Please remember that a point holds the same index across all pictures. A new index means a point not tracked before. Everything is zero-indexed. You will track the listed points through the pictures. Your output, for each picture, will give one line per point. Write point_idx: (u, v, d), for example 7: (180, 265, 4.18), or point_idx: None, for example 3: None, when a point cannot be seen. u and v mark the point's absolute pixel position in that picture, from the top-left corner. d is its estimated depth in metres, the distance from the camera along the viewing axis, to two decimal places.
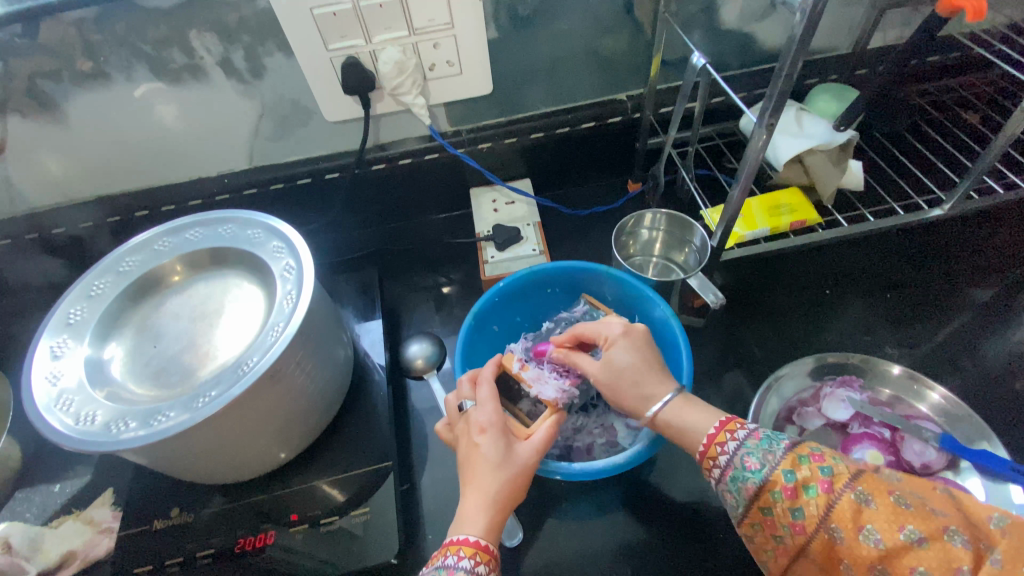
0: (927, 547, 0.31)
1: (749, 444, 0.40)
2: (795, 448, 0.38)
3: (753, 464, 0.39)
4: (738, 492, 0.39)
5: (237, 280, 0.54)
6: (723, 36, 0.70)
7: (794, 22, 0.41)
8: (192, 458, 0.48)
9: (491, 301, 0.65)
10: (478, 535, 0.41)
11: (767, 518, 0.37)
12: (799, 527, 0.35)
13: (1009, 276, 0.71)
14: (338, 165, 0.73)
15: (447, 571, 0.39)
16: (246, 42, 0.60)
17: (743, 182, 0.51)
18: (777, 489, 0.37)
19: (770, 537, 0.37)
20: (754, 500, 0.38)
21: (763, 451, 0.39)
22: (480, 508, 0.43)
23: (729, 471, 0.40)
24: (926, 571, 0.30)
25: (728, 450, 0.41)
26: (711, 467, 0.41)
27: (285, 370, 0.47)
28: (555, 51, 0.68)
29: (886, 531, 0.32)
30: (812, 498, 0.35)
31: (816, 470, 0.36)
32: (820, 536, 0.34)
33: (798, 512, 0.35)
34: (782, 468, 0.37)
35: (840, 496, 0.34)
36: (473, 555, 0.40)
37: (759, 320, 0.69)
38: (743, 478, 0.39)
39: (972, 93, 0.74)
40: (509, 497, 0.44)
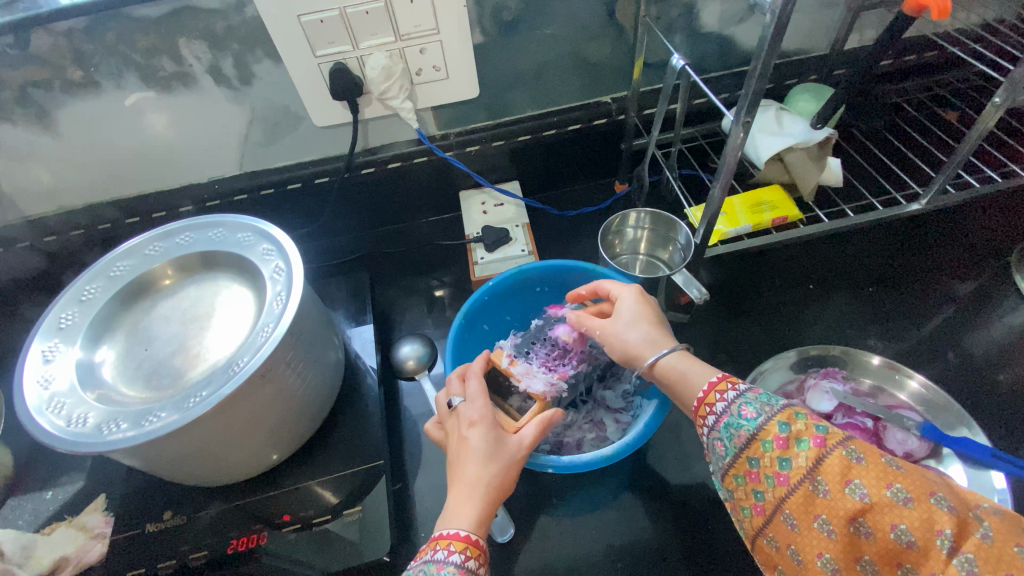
0: (912, 507, 0.32)
1: (748, 397, 0.41)
2: (793, 407, 0.39)
3: (750, 412, 0.39)
4: (729, 439, 0.40)
5: (228, 283, 0.55)
6: (703, 39, 0.71)
7: (765, 24, 0.42)
8: (184, 459, 0.48)
9: (481, 300, 0.66)
10: (467, 530, 0.42)
11: (752, 468, 0.38)
12: (784, 476, 0.36)
13: (989, 268, 0.72)
14: (328, 169, 0.74)
15: (436, 565, 0.40)
16: (234, 49, 0.60)
17: (723, 179, 0.52)
18: (769, 438, 0.37)
19: (750, 489, 0.38)
20: (745, 447, 0.38)
21: (762, 404, 0.39)
22: (471, 501, 0.44)
23: (723, 419, 0.41)
24: (907, 531, 0.31)
25: (727, 398, 0.41)
26: (705, 414, 0.42)
27: (276, 370, 0.47)
28: (540, 55, 0.69)
29: (873, 487, 0.33)
30: (803, 450, 0.36)
31: (811, 426, 0.37)
32: (804, 487, 0.35)
33: (786, 461, 0.36)
34: (777, 419, 0.38)
35: (831, 450, 0.35)
36: (463, 550, 0.41)
37: (745, 315, 0.70)
38: (737, 425, 0.39)
39: (948, 92, 0.76)
40: (501, 486, 0.45)
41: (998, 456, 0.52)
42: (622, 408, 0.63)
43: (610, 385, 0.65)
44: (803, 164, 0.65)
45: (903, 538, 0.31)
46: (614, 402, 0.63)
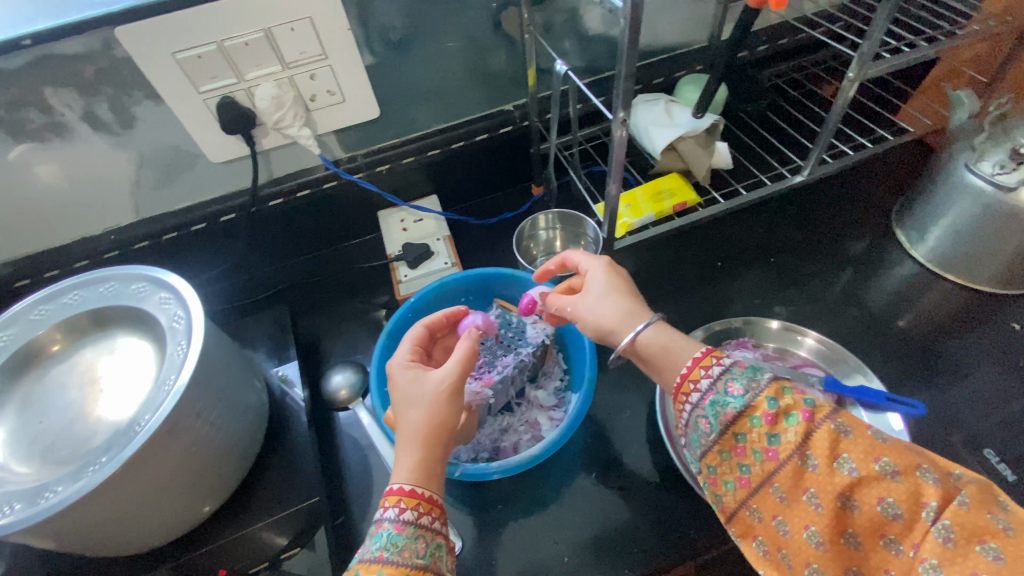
0: (900, 480, 0.33)
1: (735, 371, 0.39)
2: (777, 379, 0.38)
3: (736, 388, 0.38)
4: (714, 417, 0.38)
5: (127, 338, 0.52)
6: (591, 41, 0.74)
7: (621, 28, 0.44)
8: (94, 532, 0.45)
9: (404, 317, 0.66)
10: (403, 481, 0.44)
11: (738, 443, 0.37)
12: (773, 452, 0.36)
13: (876, 227, 0.79)
14: (234, 205, 0.72)
15: (374, 525, 0.42)
16: (109, 93, 0.58)
17: (614, 177, 0.56)
18: (759, 414, 0.36)
19: (736, 464, 0.37)
20: (732, 423, 0.37)
21: (749, 379, 0.38)
22: (407, 450, 0.45)
23: (709, 395, 0.39)
24: (895, 504, 0.32)
25: (713, 373, 0.39)
26: (689, 391, 0.40)
27: (184, 423, 0.46)
28: (435, 70, 0.70)
29: (862, 462, 0.33)
30: (791, 425, 0.35)
31: (801, 400, 0.36)
32: (792, 462, 0.35)
33: (775, 437, 0.36)
34: (765, 395, 0.37)
35: (819, 425, 0.35)
36: (397, 503, 0.42)
37: (664, 299, 0.73)
38: (725, 402, 0.38)
39: (820, 70, 0.82)
40: (432, 431, 0.46)
41: (893, 399, 0.56)
42: (554, 405, 0.65)
43: (542, 384, 0.67)
44: (694, 152, 0.69)
45: (891, 510, 0.32)
46: (547, 400, 0.65)
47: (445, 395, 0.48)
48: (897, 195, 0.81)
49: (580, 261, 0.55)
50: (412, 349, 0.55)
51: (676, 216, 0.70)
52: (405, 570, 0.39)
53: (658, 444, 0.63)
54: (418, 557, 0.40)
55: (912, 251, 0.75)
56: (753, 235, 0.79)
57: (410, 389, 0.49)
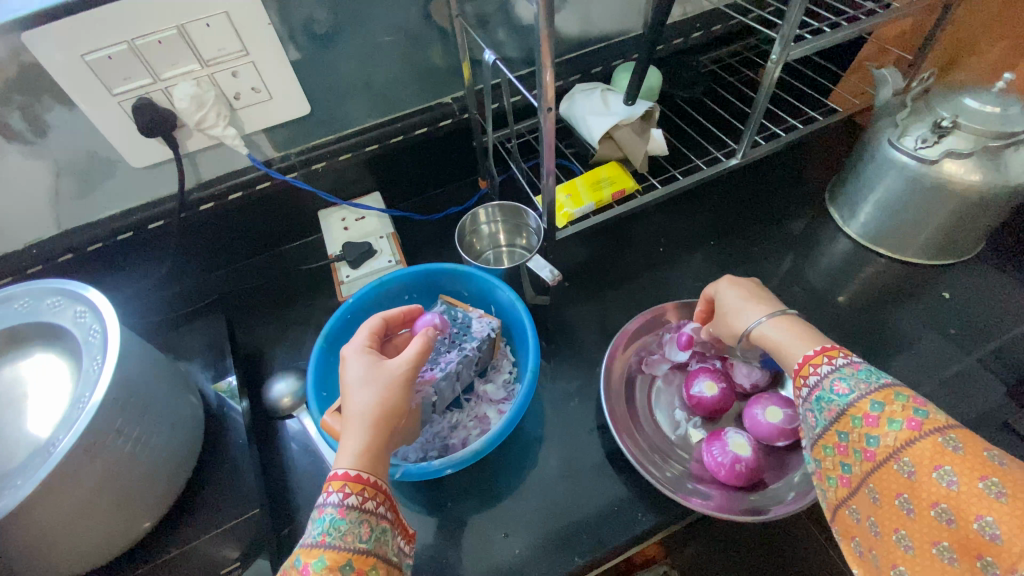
0: (1007, 501, 0.32)
1: (845, 371, 0.43)
2: (893, 386, 0.40)
3: (843, 388, 0.42)
4: (820, 412, 0.43)
5: (40, 356, 0.50)
6: (525, 32, 0.74)
7: (536, 16, 0.44)
8: (17, 560, 0.44)
9: (344, 319, 0.65)
10: (349, 466, 0.43)
11: (841, 440, 0.41)
12: (871, 452, 0.39)
13: (811, 206, 0.81)
14: (162, 212, 0.69)
15: (319, 509, 0.41)
16: (20, 101, 0.54)
17: (546, 168, 0.56)
18: (859, 415, 0.40)
19: (839, 461, 0.41)
20: (834, 420, 0.42)
21: (857, 380, 0.42)
22: (358, 432, 0.45)
23: (816, 390, 0.44)
24: (993, 523, 0.32)
25: (821, 372, 0.45)
26: (801, 385, 0.46)
27: (103, 441, 0.44)
28: (367, 63, 0.69)
29: (964, 476, 0.34)
30: (894, 430, 0.38)
31: (908, 408, 0.38)
32: (889, 464, 0.37)
33: (874, 439, 0.39)
34: (871, 398, 0.40)
35: (925, 435, 0.36)
36: (341, 487, 0.42)
37: (610, 287, 0.74)
38: (829, 399, 0.43)
39: (753, 55, 0.84)
40: (381, 414, 0.46)
41: None
42: (503, 398, 0.65)
43: (491, 378, 0.67)
44: (631, 140, 0.70)
45: (988, 531, 0.32)
46: (495, 394, 0.65)
47: (402, 380, 0.49)
48: (830, 174, 0.83)
49: (708, 290, 0.59)
50: (371, 337, 0.54)
51: (616, 204, 0.70)
52: (348, 555, 0.38)
53: (606, 429, 0.64)
54: (361, 542, 0.40)
55: (846, 228, 0.77)
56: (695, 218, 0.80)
57: (364, 371, 0.49)
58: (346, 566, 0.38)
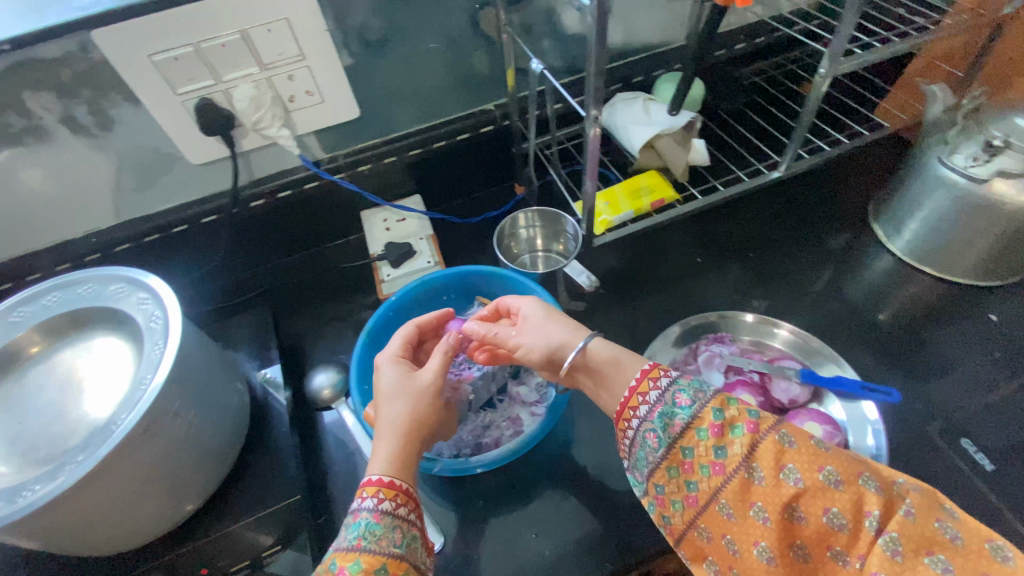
0: (843, 489, 0.35)
1: (682, 384, 0.43)
2: (722, 393, 0.41)
3: (684, 400, 0.41)
4: (662, 432, 0.41)
5: (104, 340, 0.52)
6: (570, 41, 0.75)
7: (589, 26, 0.45)
8: (74, 532, 0.46)
9: (385, 316, 0.67)
10: (382, 473, 0.45)
11: (687, 459, 0.40)
12: (718, 466, 0.38)
13: (854, 221, 0.80)
14: (215, 207, 0.72)
15: (352, 516, 0.42)
16: (87, 96, 0.58)
17: (589, 175, 0.56)
18: (703, 427, 0.39)
19: (685, 481, 0.40)
20: (678, 437, 0.40)
21: (694, 390, 0.41)
22: (388, 439, 0.48)
23: (658, 408, 0.42)
24: (838, 513, 0.35)
25: (660, 386, 0.43)
26: (629, 417, 0.43)
27: (161, 422, 0.46)
28: (415, 70, 0.70)
29: (805, 471, 0.36)
30: (737, 437, 0.38)
31: (743, 412, 0.39)
32: (740, 475, 0.37)
33: (721, 451, 0.38)
34: (711, 407, 0.40)
35: (763, 436, 0.38)
36: (375, 493, 0.43)
37: (645, 296, 0.74)
38: (673, 416, 0.41)
39: (798, 67, 0.83)
40: (410, 424, 0.49)
41: (866, 387, 0.58)
42: (536, 401, 0.66)
43: (524, 380, 0.68)
44: (672, 149, 0.70)
45: (834, 520, 0.35)
46: (528, 396, 0.66)
47: (430, 393, 0.52)
48: (874, 189, 0.82)
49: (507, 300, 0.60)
50: (404, 345, 0.57)
51: (655, 213, 0.71)
52: (382, 558, 0.39)
53: None
54: (396, 546, 0.40)
55: (889, 245, 0.76)
56: (733, 230, 0.80)
57: (395, 382, 0.52)
58: (380, 569, 0.39)
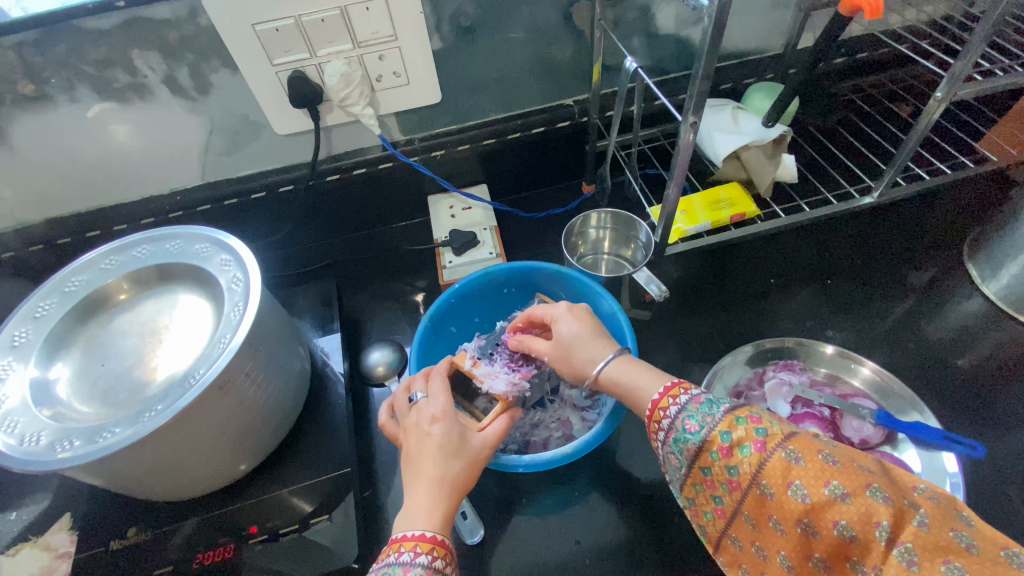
0: (850, 501, 0.32)
1: (690, 408, 0.41)
2: (734, 410, 0.39)
3: (693, 425, 0.40)
4: (680, 453, 0.41)
5: (186, 295, 0.55)
6: (660, 41, 0.73)
7: (703, 28, 0.43)
8: (145, 475, 0.48)
9: (447, 303, 0.66)
10: (426, 528, 0.44)
11: (707, 476, 0.39)
12: (735, 482, 0.37)
13: (944, 257, 0.74)
14: (293, 177, 0.73)
15: (400, 568, 0.41)
16: (189, 59, 0.60)
17: (676, 179, 0.54)
18: (714, 449, 0.38)
19: (709, 496, 0.39)
20: (693, 459, 0.39)
21: (704, 414, 0.40)
22: (433, 499, 0.46)
23: (671, 433, 0.41)
24: (848, 526, 0.32)
25: (670, 414, 0.42)
26: (655, 430, 0.43)
27: (234, 381, 0.48)
28: (501, 59, 0.70)
29: (812, 487, 0.34)
30: (746, 456, 0.37)
31: (751, 430, 0.37)
32: (754, 492, 0.36)
33: (733, 469, 0.37)
34: (719, 429, 0.39)
35: (771, 453, 0.36)
36: (429, 551, 0.42)
37: (709, 312, 0.71)
38: (685, 439, 0.40)
39: (901, 88, 0.79)
40: (460, 486, 0.47)
41: (949, 438, 0.54)
42: (588, 406, 0.64)
43: None
44: (758, 162, 0.67)
45: (845, 534, 0.32)
46: (580, 401, 0.64)
47: (482, 460, 0.49)
48: (970, 225, 0.76)
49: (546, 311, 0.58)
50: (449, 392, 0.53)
51: (732, 227, 0.68)
52: None
53: None
54: None
55: (982, 287, 0.70)
56: (810, 255, 0.76)
57: (448, 439, 0.49)
58: None
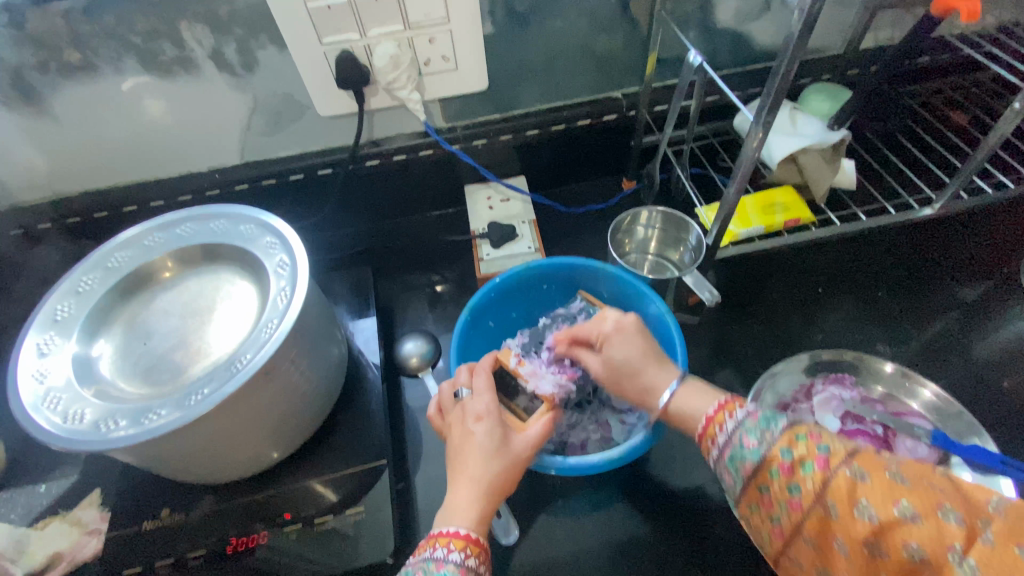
0: (921, 523, 0.30)
1: (747, 424, 0.39)
2: (794, 428, 0.37)
3: (751, 441, 0.38)
4: (735, 470, 0.38)
5: (229, 277, 0.54)
6: (718, 35, 0.70)
7: (792, 21, 0.42)
8: (184, 458, 0.47)
9: (487, 296, 0.65)
10: (464, 526, 0.42)
11: (764, 494, 0.36)
12: (795, 502, 0.35)
13: (998, 274, 0.71)
14: (332, 160, 0.72)
15: (434, 563, 0.40)
16: (238, 34, 0.58)
17: (738, 181, 0.52)
18: (774, 466, 0.36)
19: (766, 516, 0.36)
20: (751, 477, 0.37)
21: (762, 431, 0.38)
22: (473, 498, 0.44)
23: (727, 450, 0.39)
24: (919, 547, 0.30)
25: (727, 429, 0.40)
26: (709, 446, 0.42)
27: (279, 367, 0.47)
28: (552, 47, 0.68)
29: (880, 506, 0.32)
30: (808, 474, 0.34)
31: (813, 447, 0.35)
32: (816, 512, 0.34)
33: (794, 487, 0.35)
34: (779, 446, 0.36)
35: (836, 472, 0.34)
36: (463, 548, 0.41)
37: (752, 319, 0.69)
38: (741, 455, 0.38)
39: (960, 95, 0.77)
40: (497, 487, 0.45)
41: (1008, 463, 0.50)
42: (628, 409, 0.63)
43: None
44: (816, 166, 0.66)
45: (916, 556, 0.30)
46: (620, 403, 0.63)
47: (523, 464, 0.47)
48: None
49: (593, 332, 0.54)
50: (494, 394, 0.51)
51: (785, 233, 0.67)
52: None
53: None
54: None
55: None
56: (859, 263, 0.72)
57: (492, 442, 0.47)
58: None
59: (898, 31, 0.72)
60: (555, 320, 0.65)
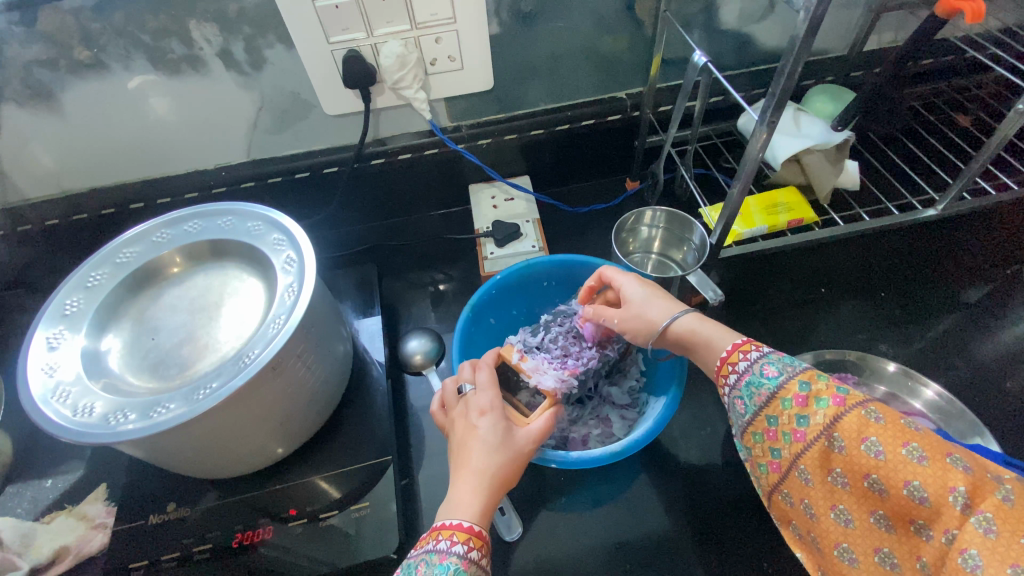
0: (927, 464, 0.31)
1: (771, 358, 0.41)
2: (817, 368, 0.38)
3: (771, 371, 0.40)
4: (749, 398, 0.40)
5: (237, 273, 0.54)
6: (722, 36, 0.70)
7: (798, 23, 0.42)
8: (190, 452, 0.47)
9: (489, 294, 0.66)
10: (466, 517, 0.43)
11: (771, 426, 0.38)
12: (801, 433, 0.36)
13: (1000, 276, 0.71)
14: (339, 159, 0.72)
15: (437, 555, 0.40)
16: (246, 33, 0.59)
17: (742, 182, 0.53)
18: (789, 397, 0.38)
19: (768, 447, 0.39)
20: (764, 405, 0.39)
21: (785, 364, 0.39)
22: (474, 491, 0.44)
23: (745, 376, 0.41)
24: (921, 487, 0.31)
25: (749, 359, 0.42)
26: (727, 373, 0.43)
27: (287, 362, 0.47)
28: (556, 47, 0.68)
29: (889, 445, 0.33)
30: (821, 408, 0.36)
31: (832, 386, 0.36)
32: (821, 443, 0.35)
33: (803, 419, 0.36)
34: (798, 379, 0.38)
35: (850, 410, 0.34)
36: (466, 540, 0.41)
37: (755, 320, 0.70)
38: (759, 383, 0.40)
39: (963, 96, 0.77)
40: (498, 478, 0.45)
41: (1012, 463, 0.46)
42: (627, 404, 0.64)
43: (617, 381, 0.65)
44: (819, 166, 0.67)
45: (915, 494, 0.31)
46: (620, 399, 0.64)
47: (524, 459, 0.48)
48: None
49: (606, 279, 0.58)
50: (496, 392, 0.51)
51: (789, 232, 0.68)
52: None
53: (732, 465, 0.61)
54: None
55: None
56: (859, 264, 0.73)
57: (495, 434, 0.47)
58: None
59: (903, 33, 0.72)
60: (556, 317, 0.64)
